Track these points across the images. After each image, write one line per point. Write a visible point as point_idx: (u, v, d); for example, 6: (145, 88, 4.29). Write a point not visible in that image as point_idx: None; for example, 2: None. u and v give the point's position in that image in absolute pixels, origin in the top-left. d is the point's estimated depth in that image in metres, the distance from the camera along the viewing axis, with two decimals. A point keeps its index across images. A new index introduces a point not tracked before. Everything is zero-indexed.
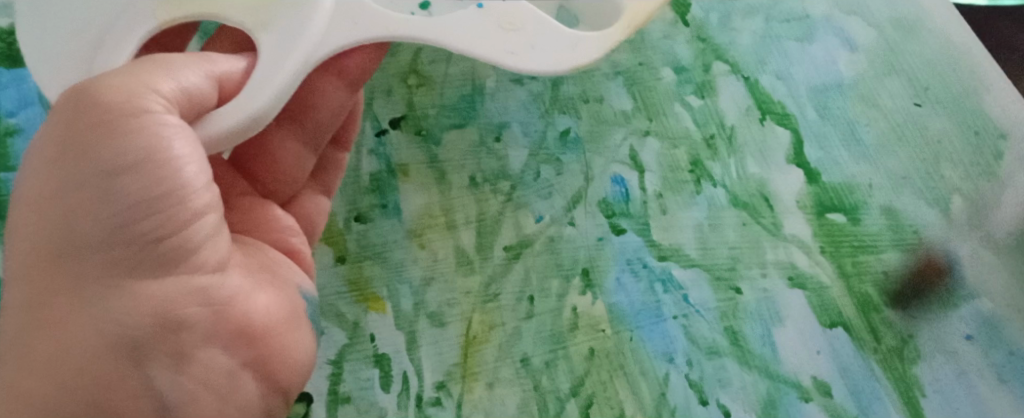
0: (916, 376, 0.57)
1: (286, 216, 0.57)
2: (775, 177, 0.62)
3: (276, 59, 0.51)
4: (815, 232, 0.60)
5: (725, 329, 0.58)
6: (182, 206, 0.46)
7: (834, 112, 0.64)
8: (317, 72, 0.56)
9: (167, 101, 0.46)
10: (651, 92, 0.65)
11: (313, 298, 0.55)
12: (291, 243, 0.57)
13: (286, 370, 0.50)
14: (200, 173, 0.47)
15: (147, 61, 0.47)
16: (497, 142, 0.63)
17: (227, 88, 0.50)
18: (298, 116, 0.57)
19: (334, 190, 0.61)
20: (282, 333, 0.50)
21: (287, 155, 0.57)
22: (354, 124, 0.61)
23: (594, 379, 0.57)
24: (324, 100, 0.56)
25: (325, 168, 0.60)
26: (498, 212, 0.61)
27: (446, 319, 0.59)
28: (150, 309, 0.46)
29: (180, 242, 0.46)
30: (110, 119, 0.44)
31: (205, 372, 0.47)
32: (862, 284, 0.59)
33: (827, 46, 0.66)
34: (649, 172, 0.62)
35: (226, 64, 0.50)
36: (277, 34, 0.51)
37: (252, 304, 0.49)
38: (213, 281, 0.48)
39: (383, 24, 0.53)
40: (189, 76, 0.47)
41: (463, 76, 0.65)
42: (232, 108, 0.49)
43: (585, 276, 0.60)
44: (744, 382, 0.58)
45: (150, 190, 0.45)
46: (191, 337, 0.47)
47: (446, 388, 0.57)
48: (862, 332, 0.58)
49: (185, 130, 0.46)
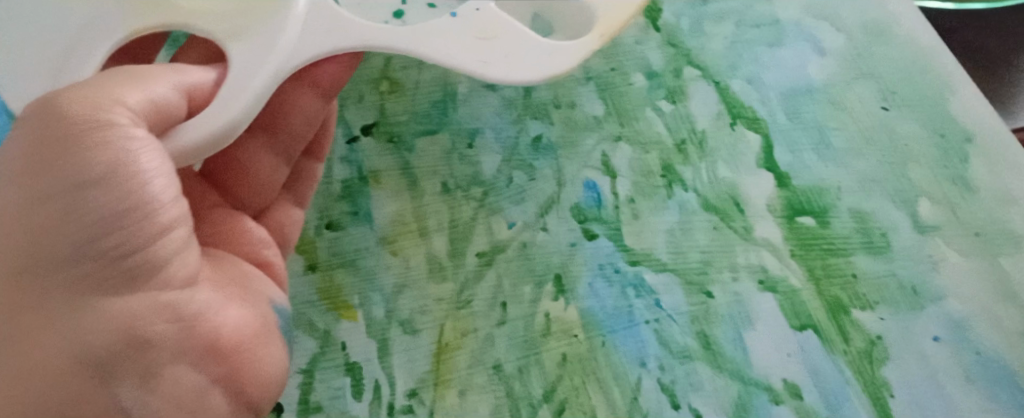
0: (885, 377, 0.57)
1: (258, 227, 0.58)
2: (746, 181, 0.62)
3: (249, 70, 0.52)
4: (785, 235, 0.61)
5: (697, 334, 0.59)
6: (149, 220, 0.45)
7: (803, 116, 0.64)
8: (289, 82, 0.57)
9: (134, 114, 0.45)
10: (623, 98, 0.65)
11: (285, 310, 0.54)
12: (263, 255, 0.56)
13: (257, 386, 0.50)
14: (167, 187, 0.46)
15: (113, 73, 0.47)
16: (469, 148, 0.63)
17: (197, 100, 0.50)
18: (270, 127, 0.58)
19: (307, 202, 0.61)
20: (252, 348, 0.50)
21: (259, 166, 0.59)
22: (327, 136, 0.62)
23: (566, 384, 0.57)
24: (297, 111, 0.58)
25: (298, 179, 0.61)
26: (470, 219, 0.61)
27: (418, 326, 0.58)
28: (117, 326, 0.45)
29: (148, 257, 0.46)
30: (74, 132, 0.44)
31: (173, 390, 0.46)
32: (832, 287, 0.59)
33: (796, 50, 0.67)
34: (620, 177, 0.63)
35: (197, 76, 0.50)
36: (249, 45, 0.52)
37: (221, 319, 0.49)
38: (181, 296, 0.47)
39: (359, 34, 0.54)
40: (157, 88, 0.47)
41: (436, 82, 0.65)
42: (202, 120, 0.50)
43: (557, 282, 0.60)
44: (716, 386, 0.57)
45: (117, 204, 0.44)
46: (159, 354, 0.46)
47: (417, 395, 0.57)
48: (833, 335, 0.58)
49: (152, 143, 0.46)
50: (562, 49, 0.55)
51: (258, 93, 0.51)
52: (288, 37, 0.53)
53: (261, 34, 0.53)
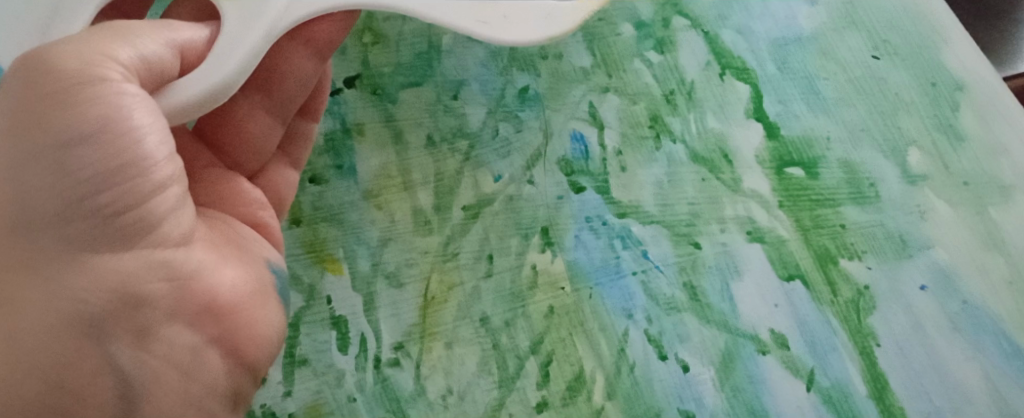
0: (870, 326, 0.57)
1: (255, 189, 0.56)
2: (734, 132, 0.62)
3: (241, 28, 0.48)
4: (774, 186, 0.60)
5: (684, 285, 0.58)
6: (143, 178, 0.44)
7: (793, 66, 0.64)
8: (282, 40, 0.53)
9: (126, 70, 0.44)
10: (611, 48, 0.64)
11: (282, 271, 0.53)
12: (261, 217, 0.55)
13: (253, 346, 0.49)
14: (162, 144, 0.45)
15: (103, 28, 0.45)
16: (454, 100, 0.63)
17: (190, 57, 0.48)
18: (264, 85, 0.54)
19: (302, 163, 0.59)
20: (248, 307, 0.49)
21: (254, 127, 0.55)
22: (324, 93, 0.59)
23: (553, 336, 0.57)
24: (291, 70, 0.54)
25: (296, 141, 0.59)
26: (456, 172, 0.61)
27: (403, 280, 0.58)
28: (111, 286, 0.45)
29: (142, 216, 0.45)
30: (64, 88, 0.42)
31: (169, 348, 0.46)
32: (820, 238, 0.59)
33: (787, 1, 0.66)
34: (608, 129, 0.62)
35: (189, 33, 0.47)
36: (240, 3, 0.49)
37: (217, 279, 0.48)
38: (176, 255, 0.47)
39: None
40: (149, 43, 0.45)
41: (419, 34, 0.64)
42: (195, 78, 0.47)
43: (545, 234, 0.59)
44: (703, 337, 0.57)
45: (110, 161, 0.43)
46: (154, 314, 0.46)
47: (403, 348, 0.57)
48: (820, 286, 0.58)
49: (145, 99, 0.44)
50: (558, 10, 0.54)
51: (250, 54, 0.48)
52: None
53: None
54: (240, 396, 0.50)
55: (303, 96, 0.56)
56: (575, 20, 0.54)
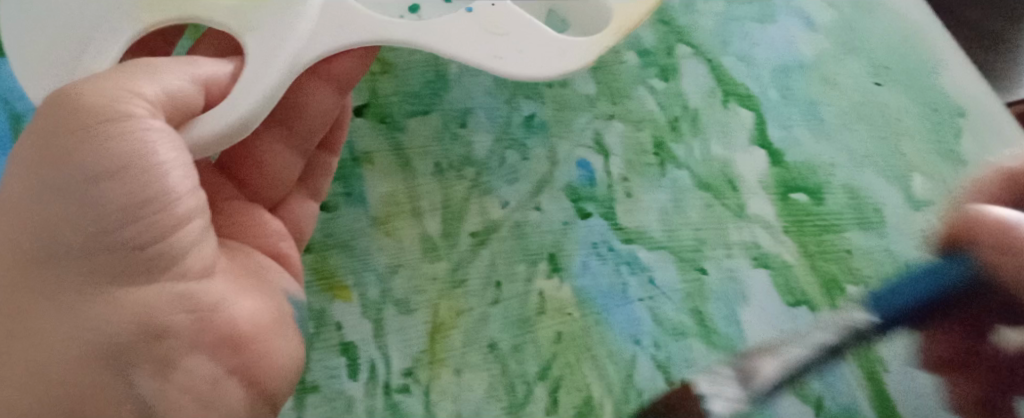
0: (878, 352, 0.58)
1: (274, 220, 0.58)
2: (739, 157, 0.62)
3: (265, 61, 0.51)
4: (779, 211, 0.61)
5: (691, 310, 0.59)
6: (167, 213, 0.46)
7: (796, 93, 0.64)
8: (304, 75, 0.57)
9: (151, 106, 0.46)
10: (615, 76, 0.65)
11: (302, 301, 0.55)
12: (279, 247, 0.57)
13: (270, 375, 0.51)
14: (185, 179, 0.47)
15: (129, 67, 0.47)
16: (461, 127, 0.63)
17: (213, 92, 0.50)
18: (286, 119, 0.58)
19: (323, 194, 0.61)
20: (266, 337, 0.51)
21: (274, 159, 0.58)
22: (343, 127, 0.61)
23: (561, 362, 0.58)
24: (312, 103, 0.58)
25: (314, 172, 0.60)
26: (463, 199, 0.61)
27: (412, 306, 0.58)
28: (134, 317, 0.46)
29: (167, 249, 0.47)
30: (94, 123, 0.44)
31: (191, 378, 0.48)
32: (826, 263, 0.60)
33: (787, 27, 0.67)
34: (613, 155, 0.63)
35: (211, 69, 0.50)
36: (264, 38, 0.52)
37: (238, 309, 0.50)
38: (198, 287, 0.48)
39: (373, 29, 0.54)
40: (174, 78, 0.47)
41: (427, 63, 0.65)
42: (220, 111, 0.49)
43: (551, 261, 0.60)
44: (710, 361, 0.58)
45: (136, 195, 0.45)
46: (176, 345, 0.47)
47: (413, 374, 0.57)
48: (826, 310, 0.59)
49: (168, 134, 0.46)
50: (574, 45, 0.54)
51: (276, 83, 0.51)
52: (303, 29, 0.53)
53: (277, 23, 0.52)
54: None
55: (322, 131, 0.59)
56: (589, 55, 0.55)
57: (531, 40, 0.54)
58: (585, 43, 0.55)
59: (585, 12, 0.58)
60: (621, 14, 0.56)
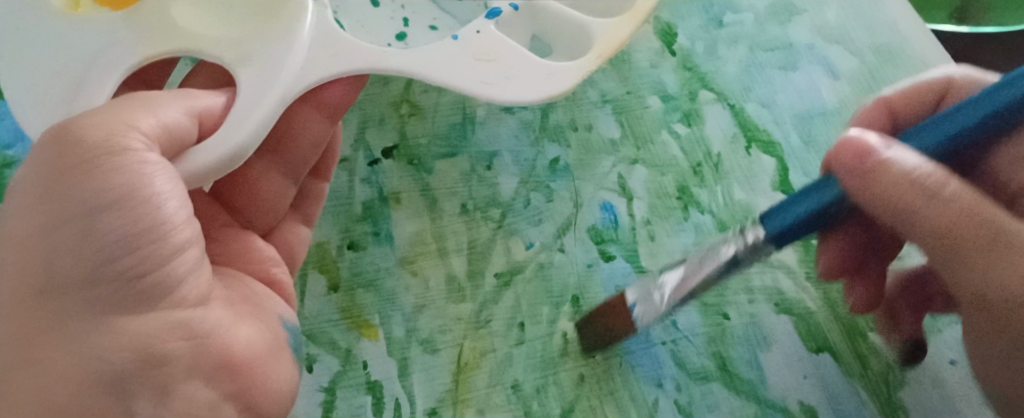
0: (901, 400, 0.58)
1: (268, 246, 0.60)
2: (761, 203, 0.63)
3: (258, 92, 0.51)
4: (801, 257, 0.62)
5: (713, 354, 0.59)
6: (163, 241, 0.46)
7: (817, 140, 0.65)
8: (296, 104, 0.58)
9: (148, 139, 0.46)
10: (639, 120, 0.66)
11: (296, 327, 0.55)
12: (273, 273, 0.58)
13: (266, 400, 0.50)
14: (181, 209, 0.47)
15: (126, 101, 0.47)
16: (488, 170, 0.64)
17: (207, 124, 0.50)
18: (278, 148, 0.59)
19: (315, 220, 0.62)
20: (262, 363, 0.50)
21: (268, 187, 0.61)
22: (333, 155, 0.63)
23: (584, 404, 0.58)
24: (303, 133, 0.59)
25: (306, 199, 0.62)
26: (489, 239, 0.62)
27: (438, 346, 0.59)
28: (131, 346, 0.45)
29: (162, 277, 0.46)
30: (91, 157, 0.44)
31: (188, 405, 0.46)
32: (847, 311, 0.61)
33: (810, 73, 0.68)
34: (637, 199, 0.64)
35: (206, 101, 0.50)
36: (255, 71, 0.52)
37: (232, 336, 0.49)
38: (194, 315, 0.48)
39: (367, 57, 0.55)
40: (170, 112, 0.47)
41: (455, 105, 0.67)
42: (214, 142, 0.49)
43: (575, 303, 0.60)
44: (732, 407, 0.58)
45: (133, 225, 0.45)
46: (174, 371, 0.46)
47: (438, 414, 0.57)
48: (848, 357, 0.59)
49: (166, 166, 0.46)
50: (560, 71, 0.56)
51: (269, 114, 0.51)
52: (292, 61, 0.53)
53: (269, 56, 0.52)
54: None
55: (313, 159, 0.61)
56: (576, 78, 0.56)
57: (519, 66, 0.55)
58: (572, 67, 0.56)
59: (569, 41, 0.60)
60: (603, 39, 0.57)
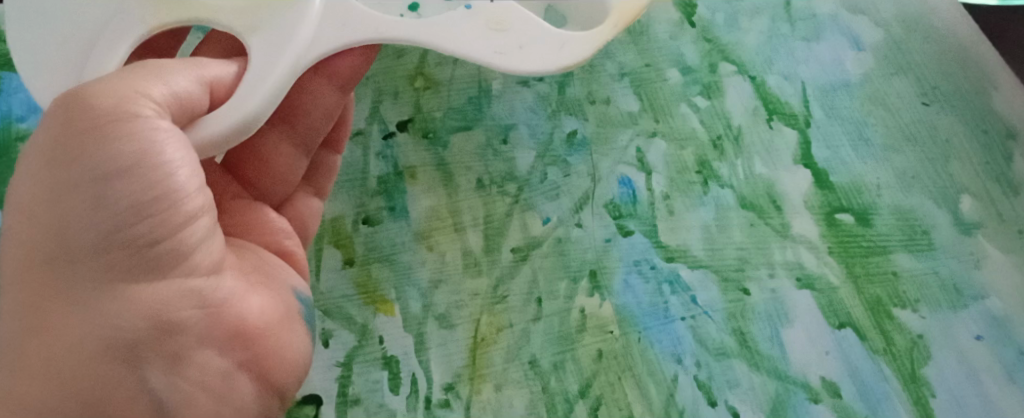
0: (925, 376, 0.57)
1: (280, 218, 0.56)
2: (783, 177, 0.62)
3: (268, 61, 0.50)
4: (824, 233, 0.60)
5: (733, 330, 0.59)
6: (173, 209, 0.45)
7: (840, 112, 0.63)
8: (308, 73, 0.54)
9: (158, 106, 0.45)
10: (658, 93, 0.64)
11: (308, 299, 0.53)
12: (286, 245, 0.55)
13: (281, 371, 0.49)
14: (192, 176, 0.45)
15: (136, 67, 0.46)
16: (504, 144, 0.63)
17: (218, 93, 0.49)
18: (290, 118, 0.55)
19: (327, 193, 0.60)
20: (276, 333, 0.49)
21: (279, 159, 0.56)
22: (346, 125, 0.60)
23: (602, 380, 0.58)
24: (315, 102, 0.55)
25: (318, 170, 0.59)
26: (505, 214, 0.61)
27: (454, 321, 0.59)
28: (143, 312, 0.45)
29: (173, 245, 0.45)
30: (100, 124, 0.43)
31: (200, 373, 0.46)
32: (871, 286, 0.59)
33: (834, 45, 0.65)
34: (656, 173, 0.62)
35: (216, 70, 0.48)
36: (266, 40, 0.50)
37: (245, 305, 0.48)
38: (206, 283, 0.47)
39: (375, 27, 0.52)
40: (180, 80, 0.46)
41: (470, 78, 0.65)
42: (224, 112, 0.48)
43: (592, 278, 0.60)
44: (753, 383, 0.58)
45: (141, 194, 0.44)
46: (186, 339, 0.46)
47: (454, 389, 0.58)
48: (872, 334, 0.58)
49: (176, 133, 0.45)
50: (574, 38, 0.52)
51: (278, 85, 0.49)
52: (305, 30, 0.51)
53: (281, 22, 0.50)
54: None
55: (326, 129, 0.57)
56: (588, 49, 0.52)
57: (534, 35, 0.52)
58: (584, 37, 0.52)
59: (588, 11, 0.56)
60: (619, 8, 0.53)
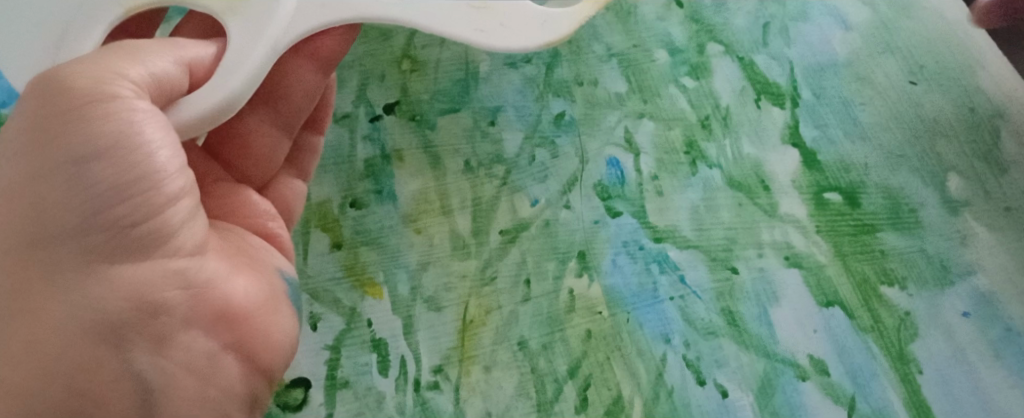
0: (912, 354, 0.57)
1: (262, 200, 0.56)
2: (771, 157, 0.62)
3: (247, 42, 0.49)
4: (812, 212, 0.60)
5: (722, 310, 0.59)
6: (156, 191, 0.44)
7: (828, 91, 0.63)
8: (288, 54, 0.54)
9: (137, 87, 0.44)
10: (646, 74, 0.64)
11: (294, 280, 0.54)
12: (268, 227, 0.55)
13: (267, 352, 0.49)
14: (174, 157, 0.45)
15: (114, 49, 0.45)
16: (491, 125, 0.63)
17: (198, 73, 0.48)
18: (271, 100, 0.55)
19: (310, 175, 0.60)
20: (261, 314, 0.49)
21: (260, 139, 0.56)
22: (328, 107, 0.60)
23: (591, 360, 0.58)
24: (296, 83, 0.55)
25: (301, 153, 0.59)
26: (493, 197, 0.61)
27: (442, 303, 0.59)
28: (127, 294, 0.45)
29: (156, 227, 0.45)
30: (79, 105, 0.43)
31: (186, 355, 0.46)
32: (859, 264, 0.59)
33: (821, 25, 0.65)
34: (644, 154, 0.62)
35: (196, 50, 0.48)
36: (245, 21, 0.49)
37: (229, 287, 0.48)
38: (190, 264, 0.47)
39: (356, 6, 0.51)
40: (159, 61, 0.46)
41: (457, 60, 0.65)
42: (207, 92, 0.48)
43: (581, 259, 0.60)
44: (741, 362, 0.58)
45: (123, 174, 0.43)
46: (170, 321, 0.46)
47: (443, 371, 0.58)
48: (859, 311, 0.58)
49: (156, 115, 0.45)
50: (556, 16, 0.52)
51: (259, 66, 0.49)
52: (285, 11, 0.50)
53: (259, 5, 0.50)
54: (257, 403, 0.49)
55: (308, 110, 0.57)
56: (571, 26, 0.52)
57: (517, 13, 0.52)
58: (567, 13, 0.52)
59: None
60: None
